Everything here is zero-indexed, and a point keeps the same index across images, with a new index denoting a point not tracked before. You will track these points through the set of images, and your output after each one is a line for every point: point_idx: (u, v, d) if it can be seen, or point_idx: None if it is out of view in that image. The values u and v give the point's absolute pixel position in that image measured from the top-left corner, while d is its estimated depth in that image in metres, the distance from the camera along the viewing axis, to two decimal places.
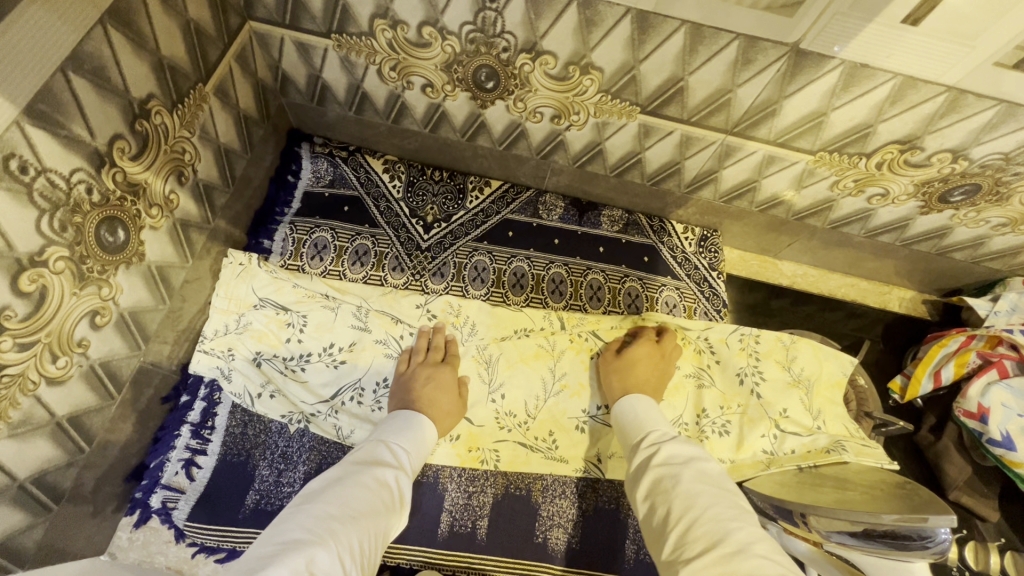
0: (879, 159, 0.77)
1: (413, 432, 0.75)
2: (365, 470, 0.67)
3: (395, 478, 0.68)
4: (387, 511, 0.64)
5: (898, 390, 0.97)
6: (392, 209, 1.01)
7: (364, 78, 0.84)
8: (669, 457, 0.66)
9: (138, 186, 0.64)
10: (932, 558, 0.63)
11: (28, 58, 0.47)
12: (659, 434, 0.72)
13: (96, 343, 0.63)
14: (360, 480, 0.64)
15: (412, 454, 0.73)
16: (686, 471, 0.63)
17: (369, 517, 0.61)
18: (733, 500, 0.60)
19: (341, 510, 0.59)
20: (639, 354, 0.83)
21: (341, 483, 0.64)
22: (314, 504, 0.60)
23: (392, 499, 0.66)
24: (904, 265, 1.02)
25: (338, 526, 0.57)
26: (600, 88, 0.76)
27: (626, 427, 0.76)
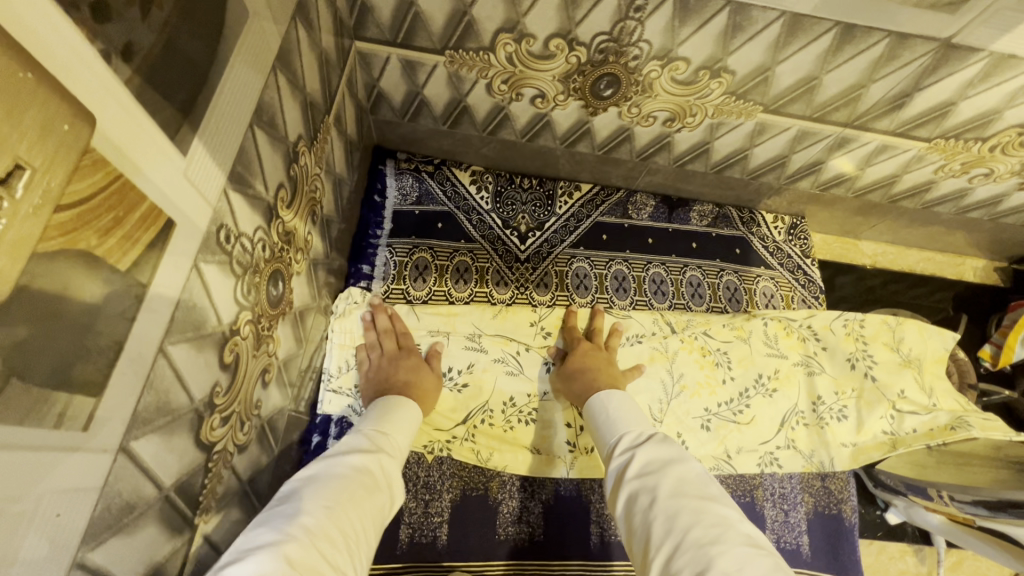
0: (994, 142, 0.79)
1: (387, 415, 0.65)
2: (340, 455, 0.56)
3: (371, 457, 0.57)
4: (372, 494, 0.53)
5: (988, 357, 1.01)
6: (485, 222, 0.98)
7: (469, 92, 0.81)
8: (642, 463, 0.58)
9: (290, 234, 0.60)
10: None
11: (233, 117, 0.43)
12: (632, 433, 0.64)
13: (264, 400, 0.61)
14: (338, 467, 0.53)
15: (387, 436, 0.62)
16: (663, 480, 0.55)
17: (351, 503, 0.50)
18: (715, 511, 0.52)
19: (313, 501, 0.49)
20: (575, 355, 0.81)
21: (310, 475, 0.52)
22: (287, 499, 0.49)
23: (380, 480, 0.55)
24: (985, 237, 1.05)
25: (313, 517, 0.47)
26: (726, 91, 0.74)
27: (598, 430, 0.69)
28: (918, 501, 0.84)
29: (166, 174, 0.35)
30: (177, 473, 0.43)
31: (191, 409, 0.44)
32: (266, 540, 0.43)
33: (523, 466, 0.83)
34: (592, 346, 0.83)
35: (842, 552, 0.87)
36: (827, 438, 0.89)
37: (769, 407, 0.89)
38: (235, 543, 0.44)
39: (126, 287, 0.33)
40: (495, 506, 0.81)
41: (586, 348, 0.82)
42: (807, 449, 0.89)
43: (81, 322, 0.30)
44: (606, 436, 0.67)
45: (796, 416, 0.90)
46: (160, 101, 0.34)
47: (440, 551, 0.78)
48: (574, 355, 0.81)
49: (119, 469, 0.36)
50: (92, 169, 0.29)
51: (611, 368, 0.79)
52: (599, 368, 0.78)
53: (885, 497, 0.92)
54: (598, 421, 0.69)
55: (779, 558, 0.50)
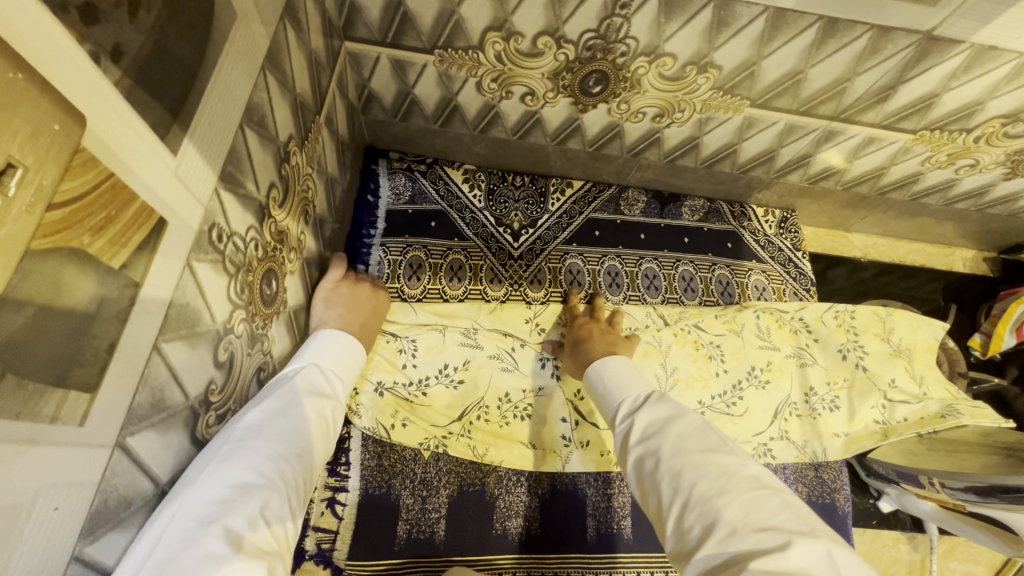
0: (978, 134, 0.80)
1: (345, 355, 0.66)
2: (304, 394, 0.56)
3: (332, 403, 0.59)
4: (327, 442, 0.56)
5: (978, 346, 1.02)
6: (478, 220, 0.99)
7: (459, 90, 0.81)
8: (645, 426, 0.59)
9: (283, 233, 0.61)
10: None
11: (222, 116, 0.44)
12: (631, 398, 0.65)
13: None
14: (303, 407, 0.54)
15: (343, 381, 0.63)
16: (665, 439, 0.56)
17: (315, 451, 0.53)
18: (719, 460, 0.52)
19: (288, 447, 0.50)
20: (575, 330, 0.84)
21: (281, 412, 0.52)
22: (261, 434, 0.49)
23: (333, 426, 0.58)
24: (973, 228, 1.06)
25: (286, 463, 0.48)
26: (713, 86, 0.75)
27: (601, 400, 0.69)
28: (909, 490, 0.85)
29: (156, 173, 0.36)
30: (173, 468, 0.44)
31: (186, 406, 0.44)
32: (245, 483, 0.44)
33: (519, 461, 0.83)
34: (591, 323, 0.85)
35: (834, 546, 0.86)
36: (820, 429, 0.89)
37: (762, 398, 0.90)
38: (205, 477, 0.43)
39: (119, 287, 0.34)
40: (493, 501, 0.82)
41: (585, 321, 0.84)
42: (800, 440, 0.90)
43: (75, 319, 0.30)
44: (608, 403, 0.68)
45: (789, 408, 0.91)
46: (150, 101, 0.34)
47: (438, 547, 0.79)
48: (574, 331, 0.84)
49: (116, 464, 0.36)
50: (84, 168, 0.29)
51: (611, 337, 0.81)
52: (598, 338, 0.80)
53: (877, 486, 0.92)
54: (598, 391, 0.69)
55: (786, 493, 0.50)
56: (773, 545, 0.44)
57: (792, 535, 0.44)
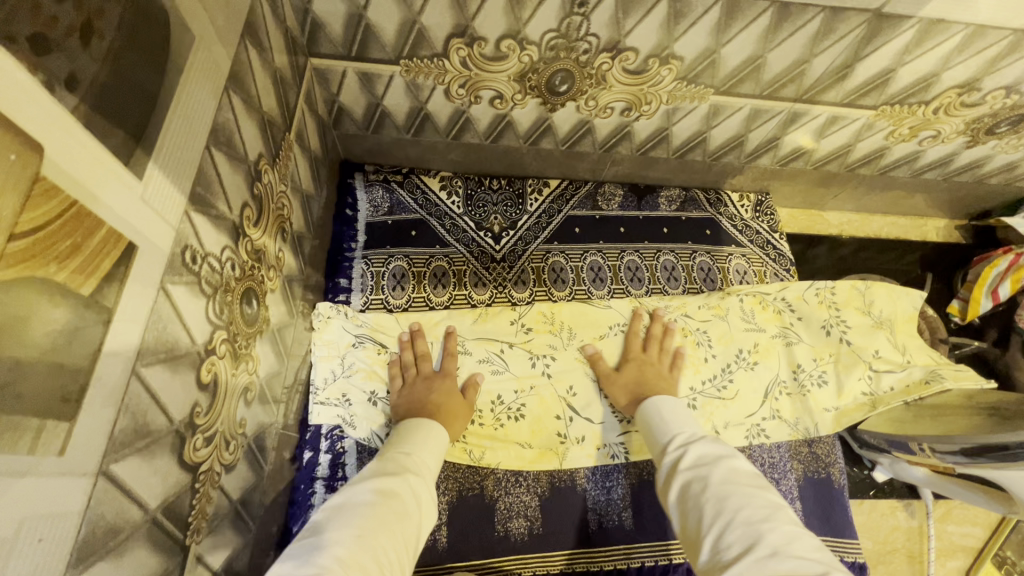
0: (937, 105, 0.82)
1: (415, 439, 0.70)
2: (369, 483, 0.60)
3: (400, 480, 0.62)
4: (403, 519, 0.57)
5: (957, 313, 1.03)
6: (458, 226, 0.99)
7: (428, 99, 0.82)
8: (697, 458, 0.61)
9: (260, 252, 0.61)
10: None
11: (188, 138, 0.44)
12: (686, 434, 0.67)
13: (249, 418, 0.61)
14: (364, 494, 0.57)
15: (415, 460, 0.67)
16: (715, 470, 0.58)
17: (384, 531, 0.54)
18: (766, 496, 0.53)
19: (347, 530, 0.52)
20: (631, 365, 0.85)
21: (344, 504, 0.56)
22: (326, 528, 0.52)
23: (412, 505, 0.59)
24: (943, 197, 1.08)
25: (347, 546, 0.50)
26: (677, 76, 0.77)
27: (651, 434, 0.72)
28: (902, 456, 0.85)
29: (122, 199, 0.36)
30: (163, 494, 0.44)
31: (171, 430, 0.44)
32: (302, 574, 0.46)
33: (516, 462, 0.84)
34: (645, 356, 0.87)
35: (833, 517, 0.86)
36: (810, 405, 0.91)
37: (751, 379, 0.93)
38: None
39: (92, 312, 0.34)
40: (492, 504, 0.82)
41: (641, 358, 0.85)
42: (792, 417, 0.92)
43: (49, 346, 0.30)
44: (659, 437, 0.70)
45: (778, 387, 0.93)
46: (111, 127, 0.35)
47: (441, 553, 0.78)
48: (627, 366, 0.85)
49: (100, 492, 0.36)
50: (46, 196, 0.29)
51: (661, 378, 0.83)
52: (653, 380, 0.82)
53: (871, 456, 0.91)
54: (652, 422, 0.72)
55: None
56: (813, 569, 0.44)
57: (830, 568, 0.44)
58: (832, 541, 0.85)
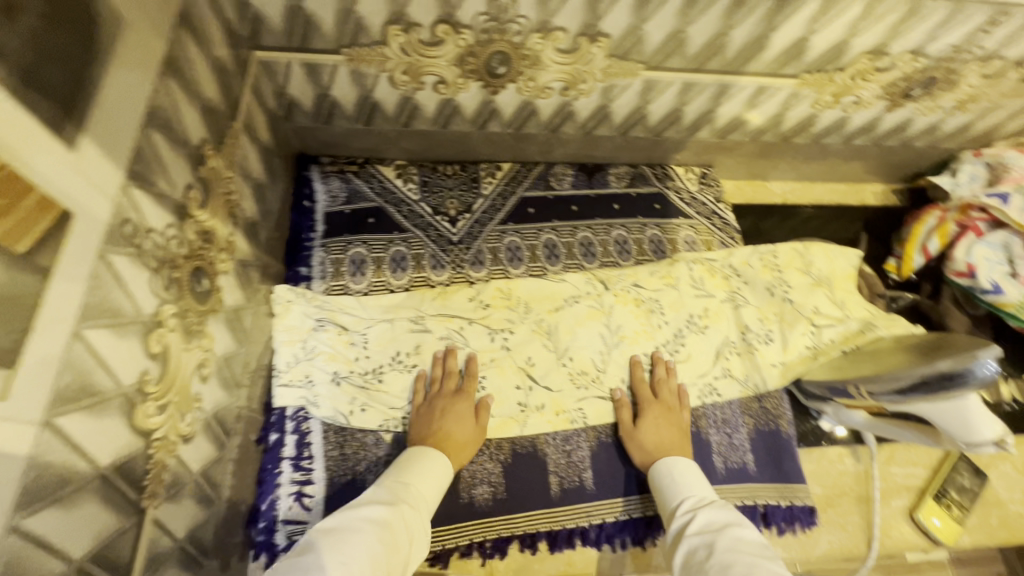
0: (852, 71, 0.88)
1: (415, 469, 0.74)
2: (359, 507, 0.63)
3: (391, 508, 0.65)
4: (388, 542, 0.60)
5: (894, 269, 1.09)
6: (415, 211, 1.02)
7: (374, 87, 0.85)
8: (703, 524, 0.67)
9: (209, 233, 0.63)
10: (979, 389, 0.70)
11: (123, 117, 0.46)
12: (697, 499, 0.73)
13: (206, 394, 0.63)
14: (353, 517, 0.61)
15: (407, 488, 0.70)
16: (720, 536, 0.63)
17: (368, 550, 0.57)
18: (768, 565, 0.58)
19: (331, 548, 0.55)
20: (650, 418, 0.87)
21: (333, 524, 0.60)
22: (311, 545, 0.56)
23: (399, 529, 0.62)
24: (876, 162, 1.15)
25: (335, 565, 0.53)
26: (607, 54, 0.81)
27: (663, 497, 0.78)
28: (842, 404, 0.90)
29: (54, 166, 0.39)
30: (115, 454, 0.46)
31: (120, 393, 0.46)
32: None
33: None
34: (661, 404, 0.89)
35: (784, 465, 0.91)
36: (758, 362, 0.96)
37: (702, 342, 0.98)
38: None
39: (28, 269, 0.36)
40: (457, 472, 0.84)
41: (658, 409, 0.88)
42: (742, 375, 0.96)
43: None
44: (669, 500, 0.76)
45: (728, 347, 0.98)
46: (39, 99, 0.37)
47: None
48: (648, 416, 0.87)
49: (46, 441, 0.38)
50: None
51: (677, 435, 0.86)
52: (670, 437, 0.85)
53: (817, 407, 0.95)
54: (663, 485, 0.78)
55: None
56: None
57: None
58: (784, 489, 0.89)
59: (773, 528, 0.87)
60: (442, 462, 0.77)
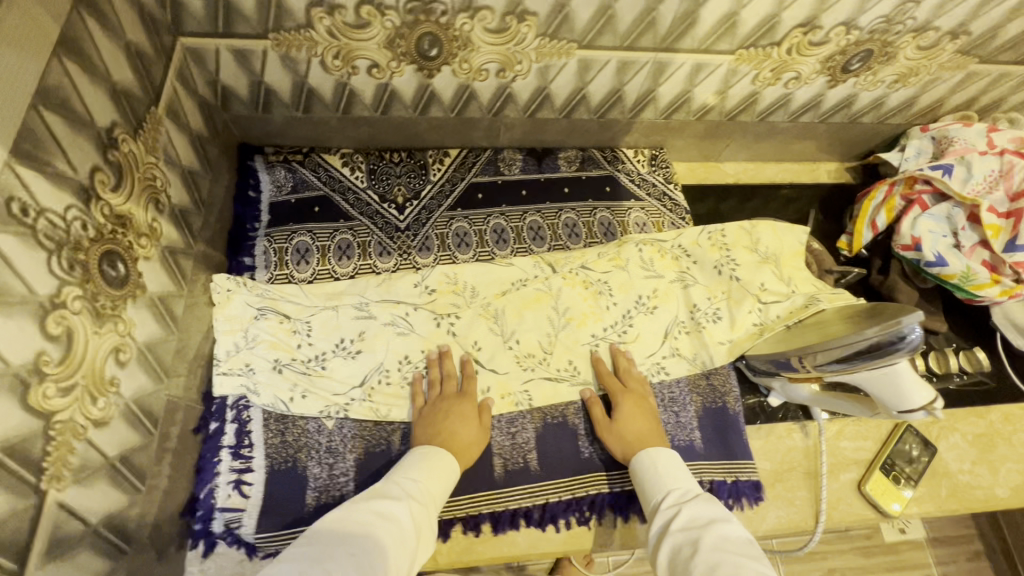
0: (787, 45, 0.87)
1: (423, 467, 0.75)
2: (371, 504, 0.65)
3: (403, 506, 0.67)
4: (397, 541, 0.62)
5: (845, 246, 1.10)
6: (362, 200, 1.02)
7: (307, 72, 0.85)
8: (686, 519, 0.67)
9: (124, 218, 0.63)
10: (910, 354, 0.70)
11: (5, 95, 0.46)
12: (680, 492, 0.73)
13: (125, 379, 0.63)
14: (363, 515, 0.63)
15: (417, 485, 0.72)
16: (706, 533, 0.63)
17: (377, 549, 0.59)
18: (754, 566, 0.57)
19: (342, 547, 0.57)
20: (624, 407, 0.87)
21: (343, 520, 0.62)
22: (321, 539, 0.58)
23: (408, 530, 0.64)
24: (826, 140, 1.15)
25: (336, 565, 0.54)
26: (537, 33, 0.81)
27: (644, 488, 0.78)
28: (786, 378, 0.89)
29: None
30: (4, 433, 0.46)
31: (8, 373, 0.46)
32: None
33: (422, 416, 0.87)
34: (631, 393, 0.89)
35: (730, 442, 0.91)
36: (705, 340, 0.96)
37: (650, 322, 0.98)
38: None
39: None
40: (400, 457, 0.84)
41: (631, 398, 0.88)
42: (690, 353, 0.96)
43: None
44: (651, 492, 0.76)
45: (676, 326, 0.98)
46: None
47: None
48: (622, 406, 0.87)
49: None
50: None
51: (648, 420, 0.86)
52: (647, 424, 0.85)
53: (765, 383, 0.95)
54: (646, 475, 0.78)
55: None
56: None
57: None
58: (730, 465, 0.89)
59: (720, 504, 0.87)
60: (444, 458, 0.77)
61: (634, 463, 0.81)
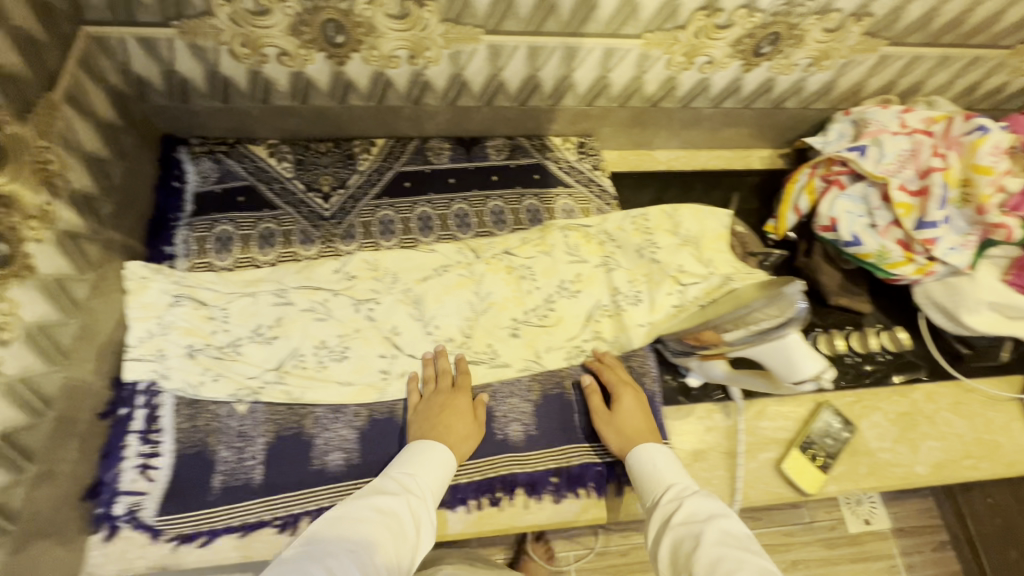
0: (693, 28, 0.89)
1: (418, 461, 0.76)
2: (368, 499, 0.67)
3: (400, 498, 0.69)
4: (396, 532, 0.64)
5: (772, 230, 1.10)
6: (287, 189, 1.03)
7: (218, 61, 0.86)
8: (688, 513, 0.67)
9: (6, 198, 0.64)
10: (799, 324, 0.73)
11: None
12: (679, 486, 0.73)
13: (8, 359, 0.65)
14: (360, 509, 0.65)
15: (414, 478, 0.74)
16: (708, 526, 0.63)
17: (376, 544, 0.61)
18: (755, 560, 0.58)
19: (341, 543, 0.60)
20: (623, 403, 0.87)
21: (342, 516, 0.64)
22: (319, 536, 0.60)
23: (406, 520, 0.67)
24: (754, 126, 1.16)
25: (337, 558, 0.57)
26: (441, 18, 0.82)
27: (641, 484, 0.78)
28: (701, 356, 0.91)
29: None
30: None
31: None
32: None
33: (335, 399, 0.87)
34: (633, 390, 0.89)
35: None
36: (625, 322, 0.96)
37: (572, 306, 0.98)
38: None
39: None
40: (310, 440, 0.84)
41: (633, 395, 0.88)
42: (611, 336, 0.97)
43: None
44: (650, 486, 0.76)
45: (598, 310, 0.98)
46: None
47: (254, 490, 0.80)
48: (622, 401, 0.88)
49: None
50: None
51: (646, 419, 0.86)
52: (643, 423, 0.85)
53: (683, 363, 0.95)
54: (645, 470, 0.78)
55: None
56: None
57: None
58: None
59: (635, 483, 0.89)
60: (442, 451, 0.78)
61: (629, 461, 0.81)
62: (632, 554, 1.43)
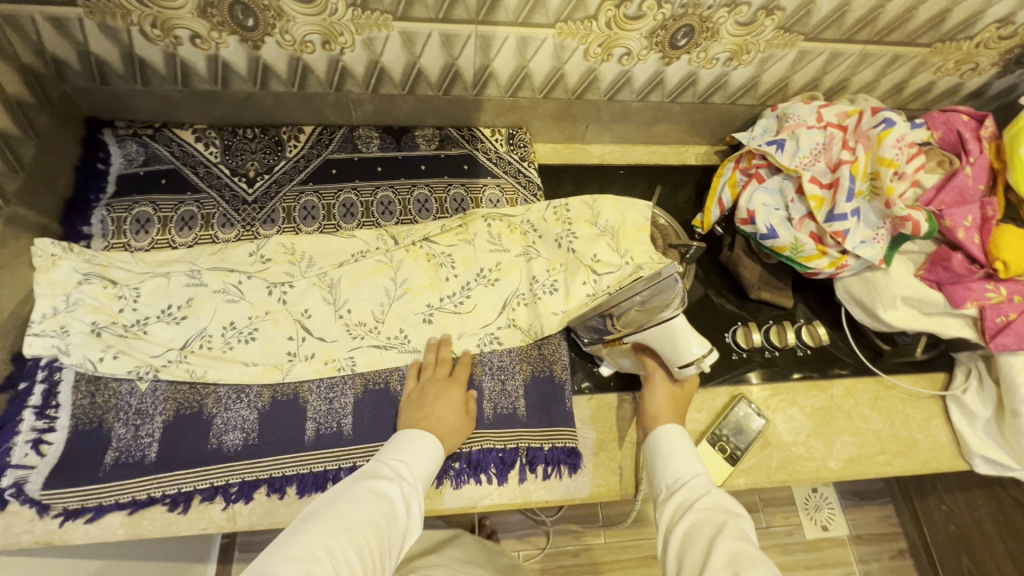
0: (605, 19, 0.88)
1: (413, 448, 0.74)
2: (363, 481, 0.65)
3: (395, 482, 0.67)
4: (390, 517, 0.62)
5: (699, 224, 1.09)
6: (212, 173, 1.03)
7: (131, 42, 0.87)
8: (709, 505, 0.65)
9: None
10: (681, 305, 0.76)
11: None
12: (698, 476, 0.71)
13: None
14: (357, 491, 0.63)
15: (408, 465, 0.71)
16: (731, 523, 0.61)
17: (373, 529, 0.59)
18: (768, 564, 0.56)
19: (336, 524, 0.57)
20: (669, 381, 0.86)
21: (336, 498, 0.61)
22: (314, 518, 0.58)
23: (401, 505, 0.64)
24: (685, 121, 1.17)
25: (336, 537, 0.55)
26: (347, 3, 0.82)
27: (655, 465, 0.76)
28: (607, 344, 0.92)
29: None
30: None
31: None
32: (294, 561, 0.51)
33: (238, 378, 0.87)
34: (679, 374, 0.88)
35: (552, 410, 0.92)
36: (539, 310, 0.96)
37: (489, 294, 0.98)
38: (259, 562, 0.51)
39: None
40: (209, 419, 0.85)
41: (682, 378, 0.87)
42: (525, 324, 0.97)
43: None
44: (665, 468, 0.74)
45: (515, 298, 0.98)
46: None
47: (147, 467, 0.81)
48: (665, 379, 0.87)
49: None
50: None
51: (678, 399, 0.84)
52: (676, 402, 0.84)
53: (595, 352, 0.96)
54: (663, 450, 0.76)
55: None
56: None
57: None
58: (549, 432, 0.90)
59: (538, 470, 0.89)
60: (433, 441, 0.77)
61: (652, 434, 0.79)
62: (580, 554, 1.40)
